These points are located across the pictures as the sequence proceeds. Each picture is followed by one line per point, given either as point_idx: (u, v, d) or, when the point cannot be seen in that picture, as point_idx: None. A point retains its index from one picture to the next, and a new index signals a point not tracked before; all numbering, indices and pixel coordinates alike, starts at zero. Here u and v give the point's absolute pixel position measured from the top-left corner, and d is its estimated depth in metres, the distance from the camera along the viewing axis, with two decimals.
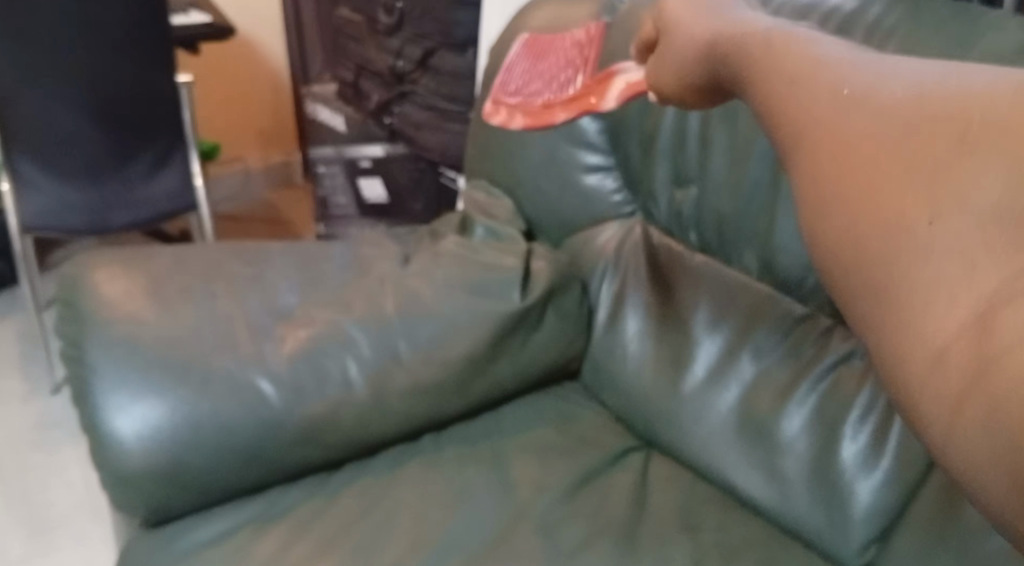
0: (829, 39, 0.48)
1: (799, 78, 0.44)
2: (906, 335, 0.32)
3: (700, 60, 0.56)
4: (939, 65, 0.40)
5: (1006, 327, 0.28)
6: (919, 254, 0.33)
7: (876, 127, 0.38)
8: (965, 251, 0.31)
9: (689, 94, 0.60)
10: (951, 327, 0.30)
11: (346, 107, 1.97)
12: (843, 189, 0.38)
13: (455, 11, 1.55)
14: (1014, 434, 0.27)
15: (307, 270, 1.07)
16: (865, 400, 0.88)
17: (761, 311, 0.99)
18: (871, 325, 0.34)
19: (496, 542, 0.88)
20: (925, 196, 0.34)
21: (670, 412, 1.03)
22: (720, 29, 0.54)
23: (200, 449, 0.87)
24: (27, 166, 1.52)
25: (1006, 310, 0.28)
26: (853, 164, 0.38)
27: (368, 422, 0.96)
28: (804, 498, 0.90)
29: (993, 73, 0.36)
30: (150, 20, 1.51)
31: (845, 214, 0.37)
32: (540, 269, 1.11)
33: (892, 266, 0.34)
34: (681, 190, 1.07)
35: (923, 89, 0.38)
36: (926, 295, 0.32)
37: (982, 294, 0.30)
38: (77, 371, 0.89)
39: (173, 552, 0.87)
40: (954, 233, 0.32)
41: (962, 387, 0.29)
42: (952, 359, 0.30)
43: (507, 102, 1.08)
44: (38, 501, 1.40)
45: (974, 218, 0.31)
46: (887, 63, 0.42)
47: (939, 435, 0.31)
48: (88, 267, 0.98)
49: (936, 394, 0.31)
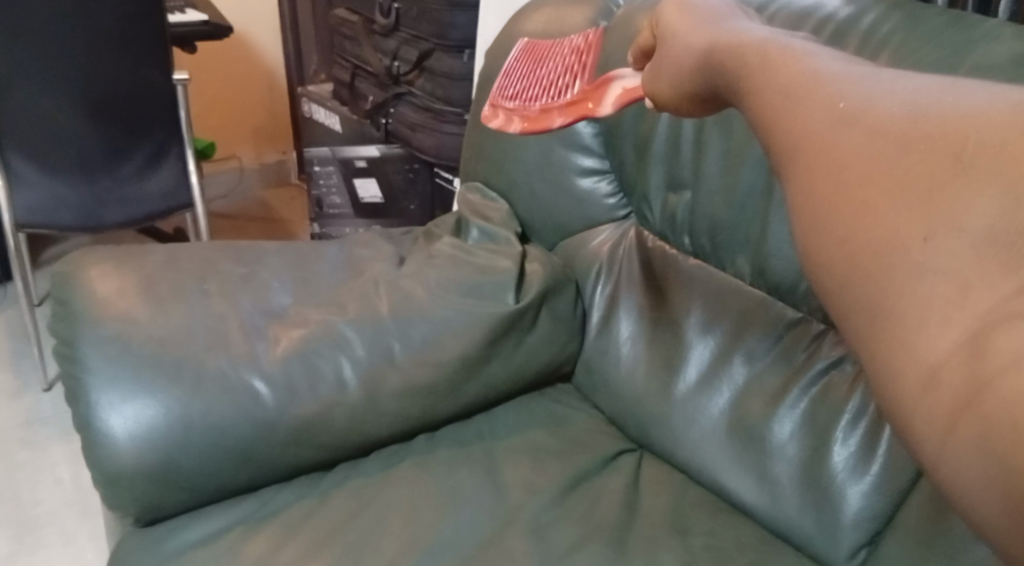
0: (824, 51, 0.48)
1: (794, 89, 0.44)
2: (899, 352, 0.33)
3: (696, 69, 0.56)
4: (933, 80, 0.41)
5: (1002, 348, 0.30)
6: (913, 271, 0.34)
7: (871, 142, 0.39)
8: (959, 272, 0.32)
9: (685, 103, 0.61)
10: (944, 347, 0.32)
11: (341, 107, 1.96)
12: (836, 202, 0.38)
13: (451, 12, 1.55)
14: (1008, 452, 0.29)
15: (300, 270, 1.08)
16: (855, 405, 0.89)
17: (753, 315, 0.99)
18: (863, 339, 0.35)
19: (487, 545, 0.88)
20: (919, 214, 0.35)
21: (662, 416, 1.04)
22: (717, 39, 0.54)
23: (192, 448, 0.87)
24: (20, 162, 1.52)
25: (1001, 332, 0.30)
26: (847, 178, 0.38)
27: (361, 422, 0.97)
28: (794, 502, 0.90)
29: (990, 93, 0.37)
30: (146, 16, 1.50)
31: (838, 228, 0.38)
32: (533, 271, 1.12)
33: (884, 282, 0.35)
34: (675, 194, 1.07)
35: (917, 104, 0.39)
36: (919, 313, 0.33)
37: (975, 317, 0.31)
38: (69, 367, 0.89)
39: (164, 553, 0.86)
40: (947, 253, 0.33)
41: (954, 406, 0.31)
42: (944, 379, 0.31)
43: (502, 102, 0.98)
44: (27, 499, 1.40)
45: (968, 239, 0.33)
46: (882, 76, 0.43)
47: (929, 453, 0.32)
48: (81, 265, 0.98)
49: (928, 413, 0.32)
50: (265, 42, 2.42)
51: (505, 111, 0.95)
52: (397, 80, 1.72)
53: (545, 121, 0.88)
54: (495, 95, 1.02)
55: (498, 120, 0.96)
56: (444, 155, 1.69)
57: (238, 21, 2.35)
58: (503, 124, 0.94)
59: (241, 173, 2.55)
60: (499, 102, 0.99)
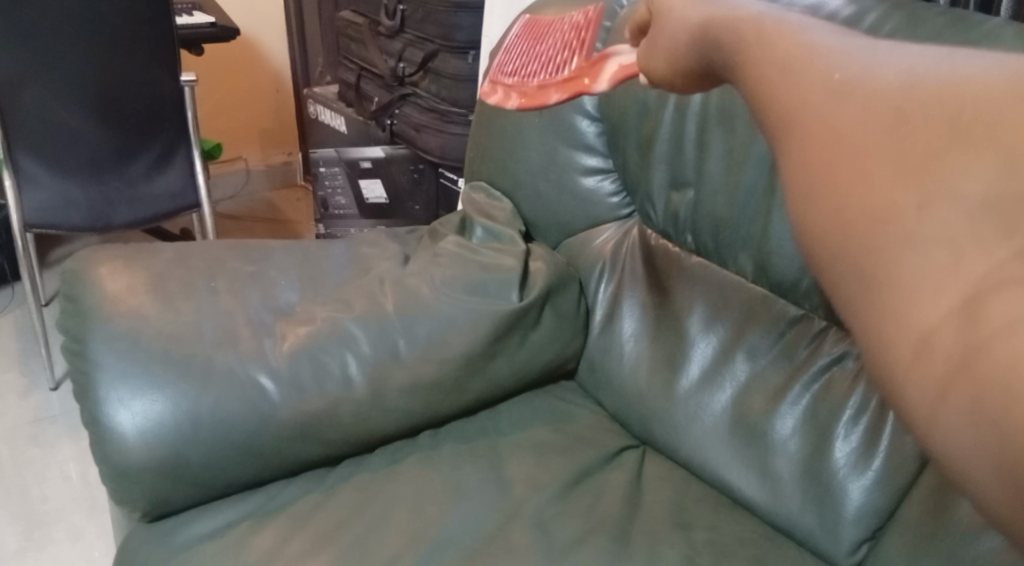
0: (819, 24, 0.49)
1: (790, 63, 0.45)
2: (892, 320, 0.34)
3: (691, 45, 0.57)
4: (928, 50, 0.42)
5: (997, 313, 0.31)
6: (906, 240, 0.35)
7: (868, 113, 0.40)
8: (951, 239, 0.33)
9: (680, 79, 0.62)
10: (936, 313, 0.33)
11: (347, 108, 1.97)
12: (830, 174, 0.39)
13: (456, 14, 1.56)
14: (1006, 416, 0.30)
15: (308, 268, 1.09)
16: (857, 401, 0.90)
17: (755, 312, 1.00)
18: (854, 308, 0.36)
19: (490, 539, 0.89)
20: (913, 183, 0.36)
21: (665, 412, 1.05)
22: (713, 14, 0.55)
23: (200, 443, 0.88)
24: (28, 162, 1.51)
25: (994, 298, 0.31)
26: (843, 148, 0.39)
27: (367, 417, 0.97)
28: (796, 497, 0.91)
29: (986, 62, 0.38)
30: (155, 17, 1.52)
31: (833, 200, 0.38)
32: (537, 270, 1.13)
33: (875, 251, 0.36)
34: (678, 192, 1.08)
35: (913, 74, 0.40)
36: (913, 281, 0.34)
37: (968, 282, 0.32)
38: (78, 364, 0.90)
39: (172, 547, 0.87)
40: (941, 221, 0.34)
41: (946, 372, 0.32)
42: (938, 346, 0.33)
43: (503, 80, 0.98)
44: (35, 494, 1.41)
45: (964, 207, 0.34)
46: (877, 47, 0.44)
47: (919, 418, 0.33)
48: (92, 262, 0.99)
49: (919, 378, 0.33)
50: (271, 44, 2.44)
51: (504, 87, 0.98)
52: (403, 81, 1.73)
53: (542, 97, 0.90)
54: (496, 71, 1.05)
55: (495, 95, 0.98)
56: (449, 156, 1.70)
57: (244, 24, 2.36)
58: (501, 99, 0.97)
59: (248, 175, 2.57)
60: (498, 79, 1.01)
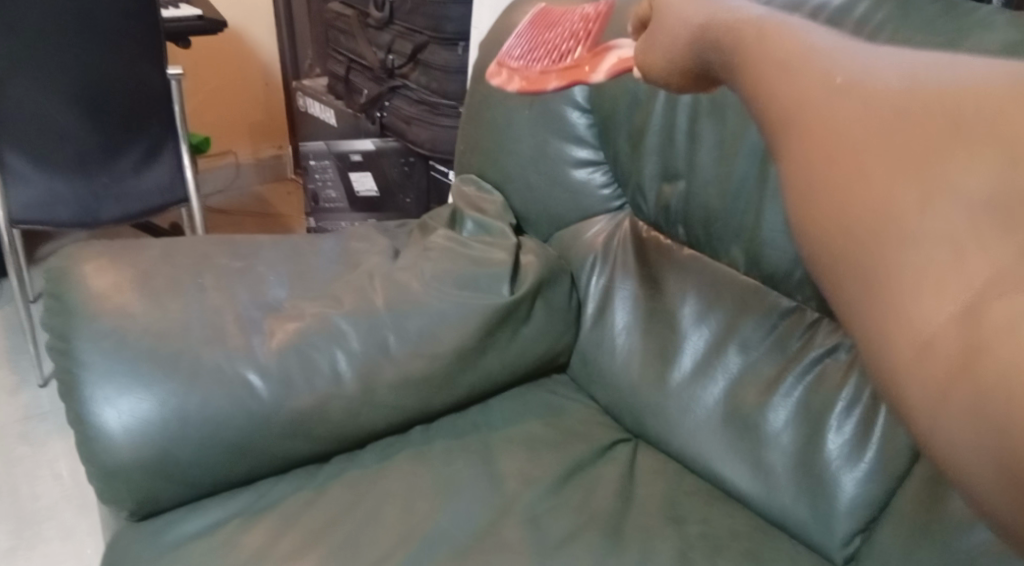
0: (819, 27, 0.48)
1: (788, 64, 0.44)
2: (896, 322, 0.33)
3: (690, 44, 0.56)
4: (928, 55, 0.42)
5: (1000, 312, 0.30)
6: (908, 242, 0.34)
7: (868, 114, 0.39)
8: (952, 237, 0.33)
9: (678, 78, 0.61)
10: (938, 315, 0.32)
11: (336, 101, 1.96)
12: (831, 177, 0.38)
13: (445, 5, 1.55)
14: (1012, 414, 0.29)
15: (296, 264, 1.08)
16: (849, 393, 0.89)
17: (747, 303, 1.00)
18: (858, 309, 0.35)
19: (482, 536, 0.88)
20: (915, 182, 0.35)
21: (657, 405, 1.04)
22: (711, 17, 0.54)
23: (188, 441, 0.87)
24: (15, 158, 1.51)
25: (997, 299, 0.30)
26: (843, 151, 0.38)
27: (357, 413, 0.97)
28: (789, 489, 0.91)
29: (989, 65, 0.38)
30: (142, 10, 1.50)
31: (834, 203, 0.38)
32: (528, 263, 1.12)
33: (876, 254, 0.35)
34: (669, 184, 1.07)
35: (914, 78, 0.39)
36: (914, 283, 0.33)
37: (972, 282, 0.31)
38: (64, 362, 0.89)
39: (161, 545, 0.87)
40: (943, 222, 0.33)
41: (950, 371, 0.31)
42: (940, 347, 0.32)
43: (509, 65, 0.97)
44: (25, 493, 1.40)
45: (961, 204, 0.33)
46: (878, 54, 0.43)
47: (922, 420, 0.32)
48: (77, 259, 0.98)
49: (921, 381, 0.32)
50: (260, 37, 2.42)
51: (509, 71, 0.97)
52: (392, 73, 1.72)
53: (543, 82, 0.89)
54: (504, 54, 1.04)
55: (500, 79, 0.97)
56: (440, 148, 1.69)
57: (232, 16, 2.34)
58: (505, 82, 0.96)
59: (238, 169, 2.55)
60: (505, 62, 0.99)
